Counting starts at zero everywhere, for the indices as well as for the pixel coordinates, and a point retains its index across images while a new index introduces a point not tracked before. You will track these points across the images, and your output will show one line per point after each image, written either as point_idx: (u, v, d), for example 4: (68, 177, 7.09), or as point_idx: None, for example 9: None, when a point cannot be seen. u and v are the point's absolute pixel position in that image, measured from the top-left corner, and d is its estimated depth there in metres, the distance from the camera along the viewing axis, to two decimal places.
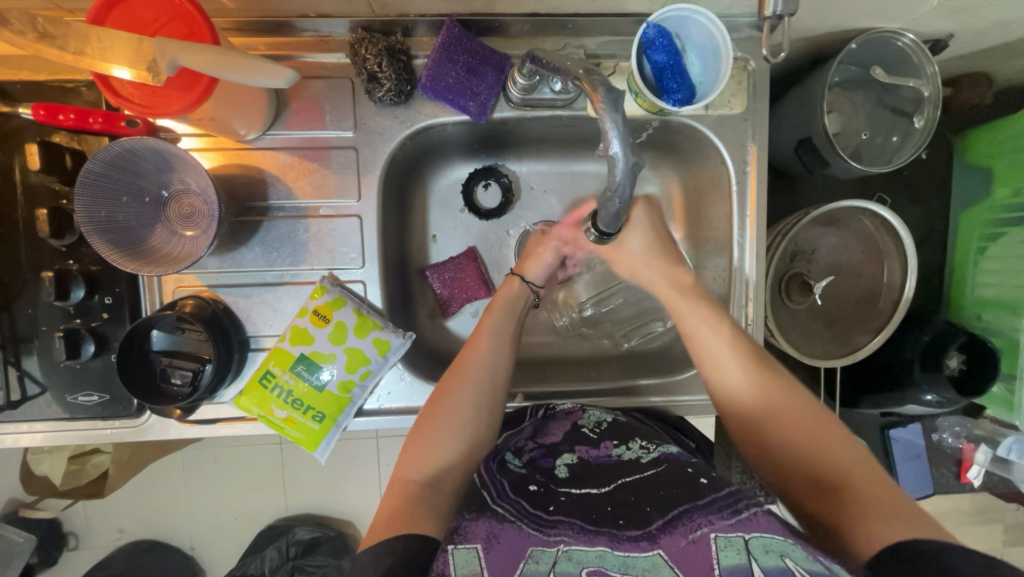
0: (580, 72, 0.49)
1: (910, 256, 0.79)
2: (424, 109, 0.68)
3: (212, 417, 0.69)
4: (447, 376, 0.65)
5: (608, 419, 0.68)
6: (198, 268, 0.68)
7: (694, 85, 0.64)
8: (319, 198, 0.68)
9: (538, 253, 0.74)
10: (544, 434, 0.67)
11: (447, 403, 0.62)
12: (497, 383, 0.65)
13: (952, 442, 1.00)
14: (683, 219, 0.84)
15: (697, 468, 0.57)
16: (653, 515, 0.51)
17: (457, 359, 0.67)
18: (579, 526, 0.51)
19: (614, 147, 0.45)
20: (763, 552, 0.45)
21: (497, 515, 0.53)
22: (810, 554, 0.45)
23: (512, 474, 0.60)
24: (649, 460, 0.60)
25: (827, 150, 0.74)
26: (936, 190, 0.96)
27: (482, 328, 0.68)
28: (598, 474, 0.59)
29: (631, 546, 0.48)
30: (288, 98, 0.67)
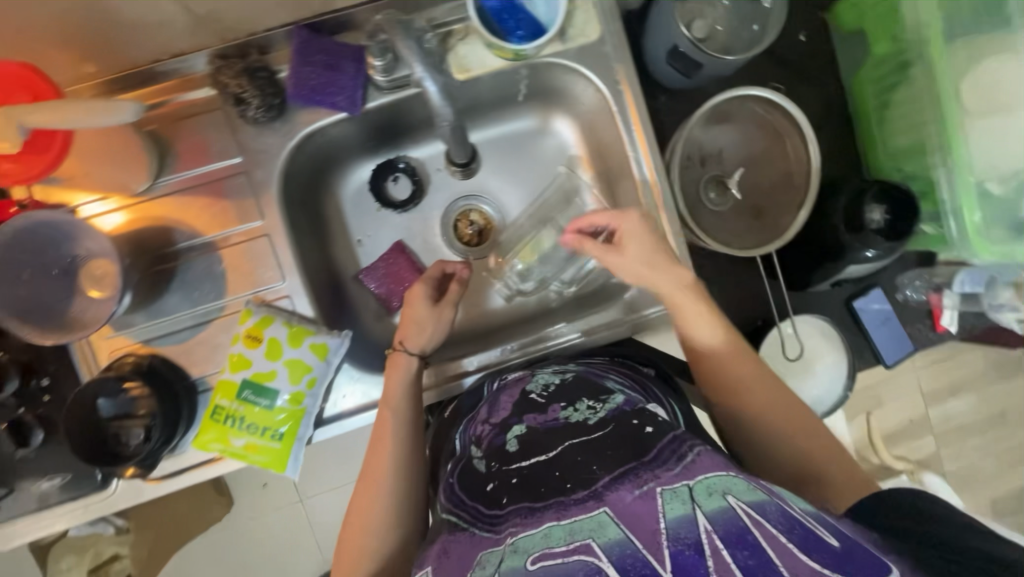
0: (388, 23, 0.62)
1: (805, 127, 0.82)
2: (301, 118, 0.70)
3: (182, 467, 0.69)
4: (361, 481, 0.64)
5: (557, 380, 0.65)
6: (126, 327, 0.69)
7: (535, 19, 0.67)
8: (224, 228, 0.70)
9: (417, 316, 0.71)
10: (495, 411, 0.64)
11: (366, 505, 0.62)
12: (411, 473, 0.64)
13: (916, 296, 0.99)
14: (589, 157, 0.87)
15: (642, 417, 0.54)
16: (599, 474, 0.48)
17: (368, 456, 0.65)
18: (527, 509, 0.49)
19: (424, 78, 0.62)
20: (705, 496, 0.43)
21: (450, 527, 0.54)
22: (750, 482, 0.45)
23: (470, 476, 0.58)
24: (597, 420, 0.55)
25: (697, 53, 0.77)
26: (825, 65, 0.98)
27: (383, 425, 0.65)
28: (545, 439, 0.55)
29: (579, 509, 0.46)
30: (170, 143, 0.69)
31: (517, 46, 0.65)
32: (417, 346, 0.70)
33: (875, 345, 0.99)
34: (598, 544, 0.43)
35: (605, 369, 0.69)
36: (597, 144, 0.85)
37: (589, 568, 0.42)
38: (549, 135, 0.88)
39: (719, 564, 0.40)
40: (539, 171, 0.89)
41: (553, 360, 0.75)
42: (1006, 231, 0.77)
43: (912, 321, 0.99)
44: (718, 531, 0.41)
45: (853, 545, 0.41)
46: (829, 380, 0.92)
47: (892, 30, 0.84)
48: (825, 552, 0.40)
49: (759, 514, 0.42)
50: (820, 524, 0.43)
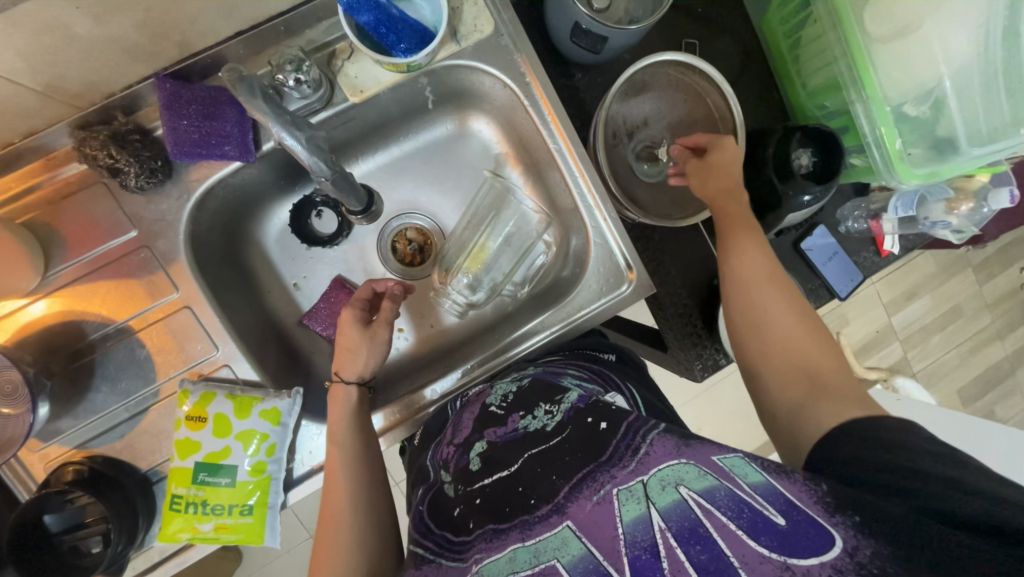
0: (223, 72, 0.56)
1: (722, 83, 0.80)
2: (193, 175, 0.65)
3: (152, 563, 0.66)
4: (319, 532, 0.59)
5: (514, 389, 0.64)
6: (56, 434, 0.64)
7: (416, 27, 0.63)
8: (139, 307, 0.65)
9: (349, 342, 0.67)
10: (459, 431, 0.63)
11: (329, 555, 0.57)
12: (377, 508, 0.62)
13: (858, 227, 1.01)
14: (513, 152, 0.84)
15: (595, 412, 0.53)
16: (559, 483, 0.48)
17: (324, 504, 0.61)
18: (492, 532, 0.48)
19: (282, 136, 0.56)
20: (659, 491, 0.44)
21: (418, 560, 0.53)
22: (702, 467, 0.44)
23: (440, 505, 0.56)
24: (554, 426, 0.54)
25: (598, 27, 0.74)
26: (734, 11, 0.96)
27: (336, 467, 0.61)
28: (506, 455, 0.54)
29: (542, 527, 0.46)
30: (53, 230, 0.63)
31: (403, 61, 0.61)
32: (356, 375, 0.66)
33: (826, 279, 1.00)
34: (562, 563, 0.43)
35: (562, 365, 0.68)
36: (518, 138, 0.81)
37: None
38: (470, 137, 0.84)
39: (672, 563, 0.41)
40: (467, 175, 0.86)
41: (512, 369, 0.73)
42: (925, 151, 0.77)
43: (858, 250, 1.01)
44: (672, 528, 0.42)
45: (802, 519, 0.40)
46: None
47: None
48: (771, 533, 0.39)
49: (709, 503, 0.42)
50: (769, 502, 0.41)
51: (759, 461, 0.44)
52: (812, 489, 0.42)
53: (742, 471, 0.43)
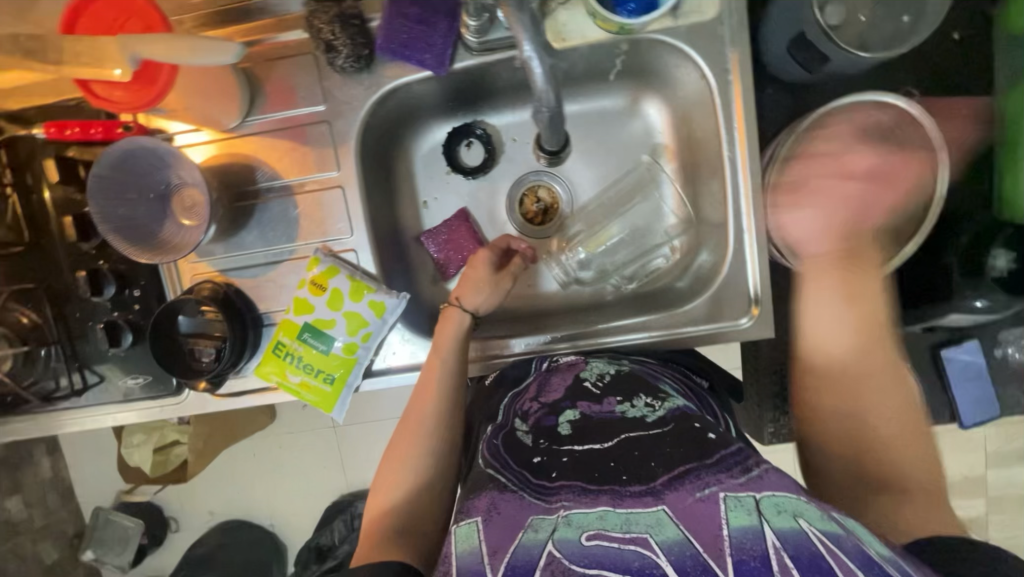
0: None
1: (940, 149, 0.70)
2: (388, 71, 0.69)
3: (242, 390, 0.75)
4: (400, 427, 0.66)
5: (611, 371, 0.67)
6: (207, 255, 0.74)
7: None
8: (303, 174, 0.71)
9: (472, 275, 0.72)
10: (547, 391, 0.66)
11: (406, 446, 0.64)
12: (449, 420, 0.66)
13: (1017, 357, 0.89)
14: (675, 146, 0.81)
15: (703, 423, 0.56)
16: (657, 471, 0.51)
17: (411, 408, 0.67)
18: (581, 488, 0.52)
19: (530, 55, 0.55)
20: (775, 513, 0.45)
21: (498, 485, 0.55)
22: (822, 513, 0.46)
23: (518, 447, 0.60)
24: (655, 419, 0.58)
25: (825, 45, 0.68)
26: (973, 73, 0.83)
27: (432, 378, 0.67)
28: (601, 429, 0.58)
29: (635, 502, 0.49)
30: (260, 83, 0.70)
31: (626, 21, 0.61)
32: (471, 303, 0.71)
33: (954, 400, 0.88)
34: (656, 540, 0.45)
35: (660, 371, 0.69)
36: (687, 135, 0.78)
37: (645, 562, 0.43)
38: (636, 118, 0.82)
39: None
40: (617, 153, 0.83)
41: (604, 354, 0.73)
42: None
43: (1003, 381, 0.89)
44: (788, 549, 0.42)
45: None
46: None
47: None
48: None
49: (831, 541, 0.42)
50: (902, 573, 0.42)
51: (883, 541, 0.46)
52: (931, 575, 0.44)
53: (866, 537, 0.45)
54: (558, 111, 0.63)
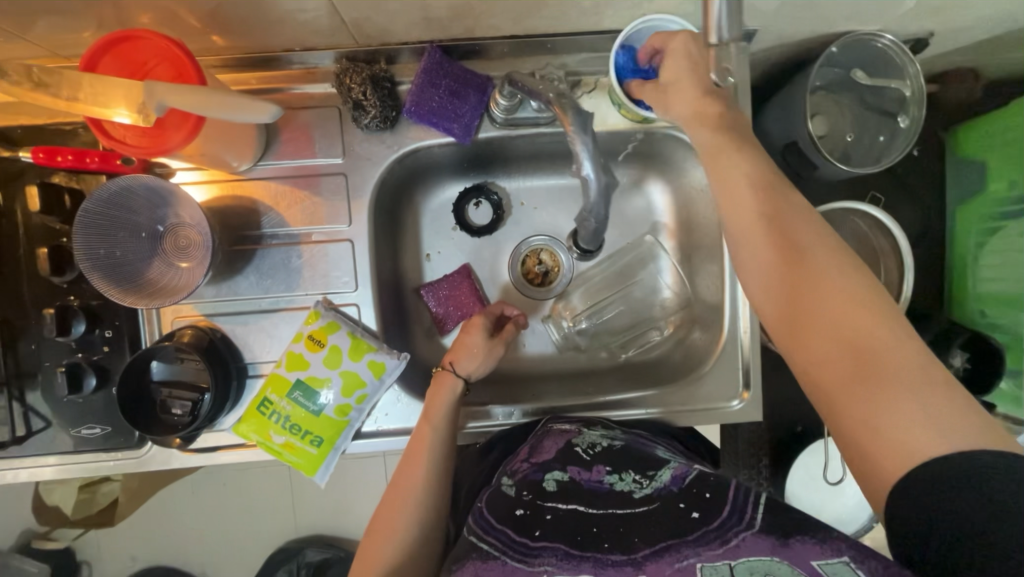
0: (551, 96, 0.58)
1: (906, 254, 0.78)
2: (410, 133, 0.70)
3: (215, 446, 0.69)
4: (387, 493, 0.63)
5: (603, 443, 0.66)
6: (195, 298, 0.69)
7: None
8: (311, 224, 0.69)
9: (466, 344, 0.71)
10: (538, 452, 0.66)
11: (391, 515, 0.61)
12: (440, 490, 0.63)
13: None
14: (675, 228, 0.84)
15: (688, 502, 0.53)
16: (639, 545, 0.50)
17: (397, 474, 0.64)
18: (564, 552, 0.50)
19: (585, 168, 0.55)
20: (747, 575, 0.44)
21: (481, 554, 0.52)
22: (797, 568, 0.43)
23: (499, 504, 0.58)
24: (642, 496, 0.56)
25: (813, 153, 0.75)
26: (931, 186, 0.94)
27: (421, 442, 0.65)
28: (588, 497, 0.57)
29: (615, 573, 0.47)
30: (278, 129, 0.68)
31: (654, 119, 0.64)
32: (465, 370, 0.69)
33: None
34: None
35: (652, 438, 0.70)
36: (686, 218, 0.82)
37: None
38: (639, 195, 0.84)
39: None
40: (619, 225, 0.85)
41: (585, 421, 0.73)
42: None
43: None
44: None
45: None
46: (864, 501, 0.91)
47: (1014, 172, 0.80)
48: None
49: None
50: None
51: (868, 566, 0.42)
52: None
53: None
54: (604, 225, 0.63)
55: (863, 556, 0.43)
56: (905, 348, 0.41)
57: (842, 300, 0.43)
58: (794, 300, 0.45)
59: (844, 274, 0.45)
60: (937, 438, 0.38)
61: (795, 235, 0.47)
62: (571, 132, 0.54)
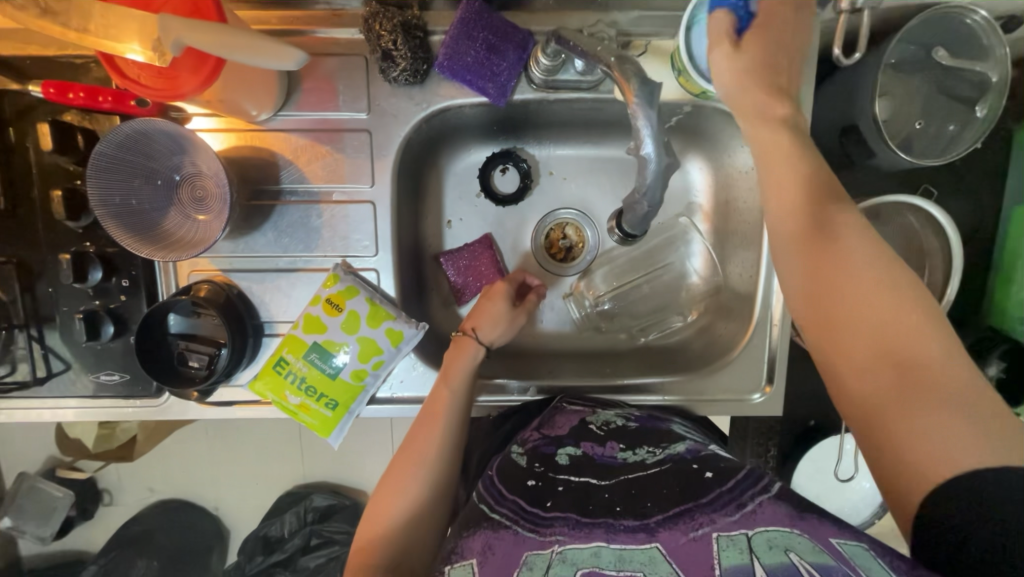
0: (611, 59, 0.51)
1: (955, 256, 0.73)
2: (441, 90, 0.65)
3: (231, 399, 0.69)
4: (398, 455, 0.62)
5: (618, 421, 0.67)
6: (212, 252, 0.67)
7: None
8: (332, 182, 0.66)
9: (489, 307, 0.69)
10: (550, 425, 0.66)
11: (403, 473, 0.60)
12: (451, 461, 0.62)
13: None
14: (711, 211, 0.79)
15: (701, 463, 0.55)
16: (652, 510, 0.50)
17: (409, 436, 0.62)
18: (575, 522, 0.50)
19: (646, 145, 0.49)
20: (765, 549, 0.43)
21: (492, 523, 0.51)
22: (817, 542, 0.43)
23: (511, 474, 0.58)
24: (655, 460, 0.58)
25: (874, 139, 0.69)
26: (990, 184, 0.87)
27: (439, 402, 0.64)
28: (601, 469, 0.57)
29: (627, 539, 0.47)
30: (300, 78, 0.64)
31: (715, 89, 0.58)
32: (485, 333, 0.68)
33: None
34: None
35: (664, 414, 0.71)
36: (725, 201, 0.77)
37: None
38: (678, 173, 0.79)
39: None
40: None
41: (603, 398, 0.73)
42: None
43: None
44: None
45: None
46: (867, 497, 0.92)
47: None
48: None
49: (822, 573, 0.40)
50: None
51: (886, 559, 0.41)
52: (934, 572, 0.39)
53: (867, 564, 0.41)
54: (657, 208, 0.55)
55: (881, 549, 0.43)
56: (951, 361, 0.39)
57: (888, 300, 0.41)
58: (838, 302, 0.43)
59: (892, 274, 0.42)
60: (970, 457, 0.37)
61: (840, 239, 0.44)
62: (636, 107, 0.47)
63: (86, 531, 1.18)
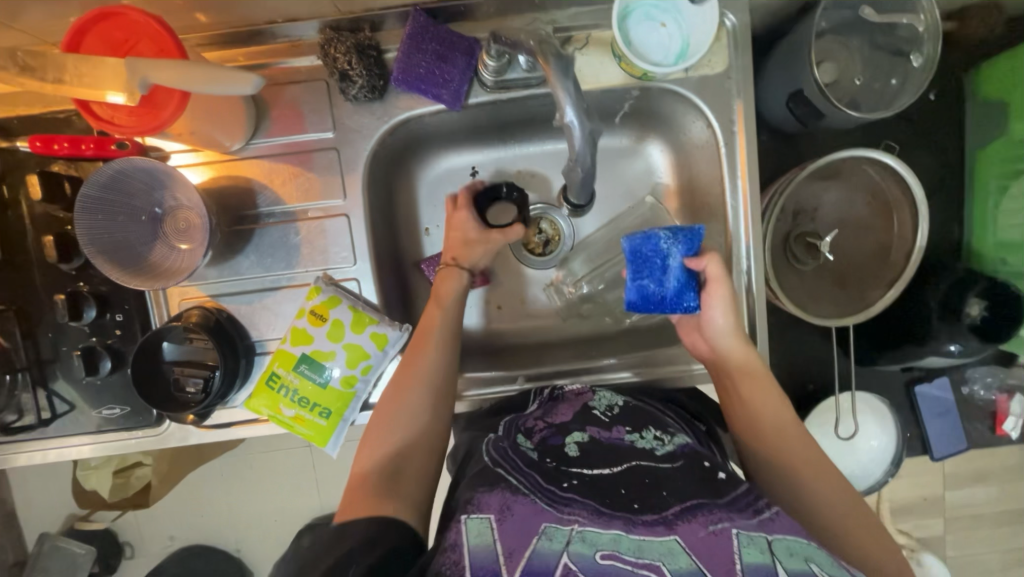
0: (533, 44, 0.55)
1: (921, 205, 0.74)
2: (400, 103, 0.69)
3: (230, 420, 0.71)
4: (397, 373, 0.65)
5: (620, 403, 0.67)
6: (200, 280, 0.70)
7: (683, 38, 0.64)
8: (307, 201, 0.69)
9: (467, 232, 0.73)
10: (553, 414, 0.66)
11: (402, 396, 0.63)
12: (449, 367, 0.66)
13: (984, 394, 0.94)
14: (676, 188, 0.82)
15: (712, 462, 0.56)
16: (669, 500, 0.50)
17: (408, 350, 0.67)
18: (593, 508, 0.50)
19: (568, 116, 0.54)
20: (787, 554, 0.45)
21: (510, 486, 0.52)
22: (831, 558, 0.46)
23: (524, 456, 0.58)
24: (665, 452, 0.58)
25: (820, 102, 0.72)
26: (951, 132, 0.89)
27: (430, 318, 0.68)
28: (609, 454, 0.58)
29: (647, 530, 0.48)
30: (267, 106, 0.68)
31: (656, 69, 0.62)
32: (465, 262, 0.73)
33: (926, 432, 0.93)
34: (668, 568, 0.45)
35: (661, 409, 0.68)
36: (688, 177, 0.79)
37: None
38: (639, 157, 0.82)
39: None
40: (619, 191, 0.84)
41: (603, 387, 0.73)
42: None
43: (969, 418, 0.94)
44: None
45: None
46: (877, 456, 0.91)
47: None
48: None
49: None
50: None
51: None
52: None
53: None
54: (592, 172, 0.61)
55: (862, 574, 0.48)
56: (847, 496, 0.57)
57: (771, 397, 0.64)
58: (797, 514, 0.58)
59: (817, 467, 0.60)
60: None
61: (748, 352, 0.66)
62: (553, 85, 0.52)
63: None
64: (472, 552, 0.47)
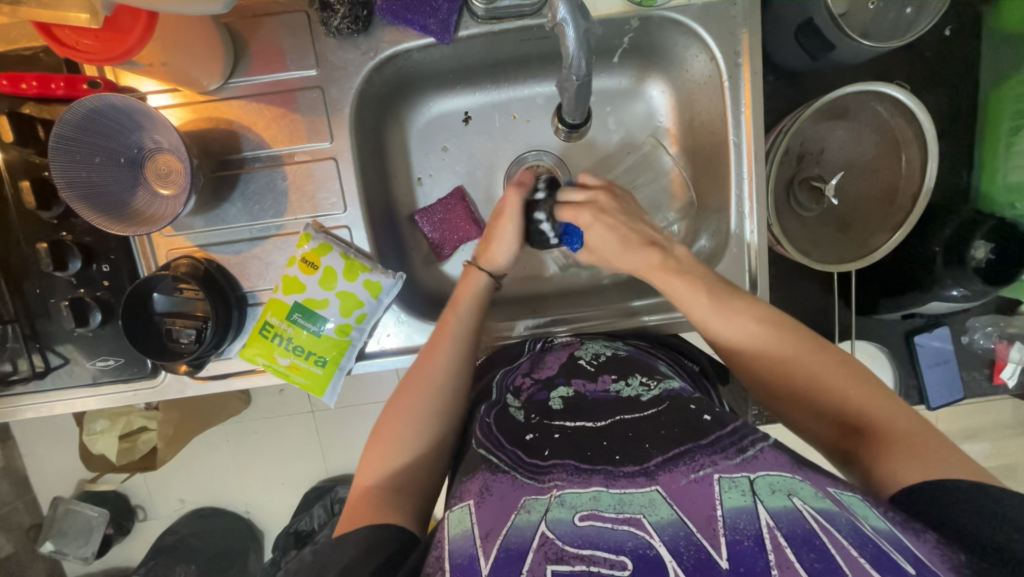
0: None
1: (931, 142, 0.72)
2: (385, 36, 0.65)
3: (225, 371, 0.70)
4: (408, 379, 0.62)
5: (607, 353, 0.65)
6: (186, 229, 0.68)
7: None
8: (293, 144, 0.67)
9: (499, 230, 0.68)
10: (540, 368, 0.65)
11: (409, 405, 0.60)
12: (457, 385, 0.62)
13: (983, 343, 0.91)
14: (678, 132, 0.79)
15: (700, 404, 0.52)
16: (651, 452, 0.47)
17: (419, 360, 0.63)
18: (574, 468, 0.48)
19: (560, 11, 0.50)
20: (768, 492, 0.41)
21: (491, 466, 0.52)
22: (818, 490, 0.42)
23: (510, 425, 0.56)
24: (650, 398, 0.55)
25: (830, 31, 0.68)
26: (965, 68, 0.85)
27: (445, 324, 0.65)
28: (596, 406, 0.55)
29: (627, 484, 0.45)
30: (245, 41, 0.64)
31: None
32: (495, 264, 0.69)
33: (923, 383, 0.92)
34: (649, 522, 0.41)
35: (653, 352, 0.67)
36: (690, 119, 0.76)
37: (639, 543, 0.40)
38: (640, 99, 0.79)
39: (779, 559, 0.38)
40: (617, 136, 0.80)
41: (598, 336, 0.72)
42: None
43: (970, 368, 0.92)
44: (782, 529, 0.39)
45: None
46: None
47: None
48: None
49: (827, 520, 0.39)
50: (897, 549, 0.38)
51: (881, 510, 0.41)
52: (945, 554, 0.39)
53: (864, 513, 0.41)
54: (588, 82, 0.57)
55: (874, 501, 0.42)
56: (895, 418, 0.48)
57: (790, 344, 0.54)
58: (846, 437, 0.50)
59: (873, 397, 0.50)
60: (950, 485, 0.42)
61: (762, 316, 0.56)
62: None
63: (124, 546, 1.20)
64: (451, 542, 0.45)
